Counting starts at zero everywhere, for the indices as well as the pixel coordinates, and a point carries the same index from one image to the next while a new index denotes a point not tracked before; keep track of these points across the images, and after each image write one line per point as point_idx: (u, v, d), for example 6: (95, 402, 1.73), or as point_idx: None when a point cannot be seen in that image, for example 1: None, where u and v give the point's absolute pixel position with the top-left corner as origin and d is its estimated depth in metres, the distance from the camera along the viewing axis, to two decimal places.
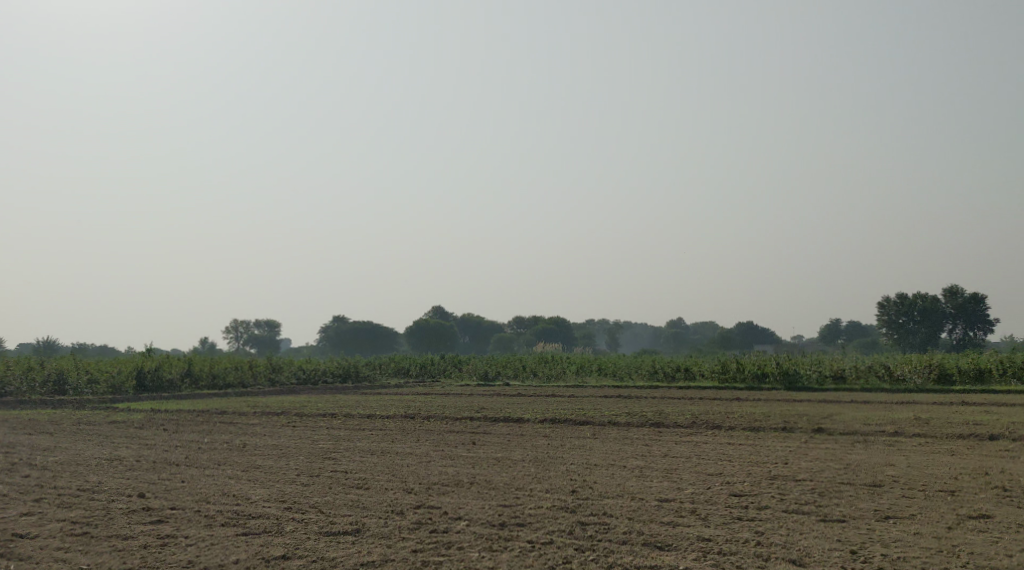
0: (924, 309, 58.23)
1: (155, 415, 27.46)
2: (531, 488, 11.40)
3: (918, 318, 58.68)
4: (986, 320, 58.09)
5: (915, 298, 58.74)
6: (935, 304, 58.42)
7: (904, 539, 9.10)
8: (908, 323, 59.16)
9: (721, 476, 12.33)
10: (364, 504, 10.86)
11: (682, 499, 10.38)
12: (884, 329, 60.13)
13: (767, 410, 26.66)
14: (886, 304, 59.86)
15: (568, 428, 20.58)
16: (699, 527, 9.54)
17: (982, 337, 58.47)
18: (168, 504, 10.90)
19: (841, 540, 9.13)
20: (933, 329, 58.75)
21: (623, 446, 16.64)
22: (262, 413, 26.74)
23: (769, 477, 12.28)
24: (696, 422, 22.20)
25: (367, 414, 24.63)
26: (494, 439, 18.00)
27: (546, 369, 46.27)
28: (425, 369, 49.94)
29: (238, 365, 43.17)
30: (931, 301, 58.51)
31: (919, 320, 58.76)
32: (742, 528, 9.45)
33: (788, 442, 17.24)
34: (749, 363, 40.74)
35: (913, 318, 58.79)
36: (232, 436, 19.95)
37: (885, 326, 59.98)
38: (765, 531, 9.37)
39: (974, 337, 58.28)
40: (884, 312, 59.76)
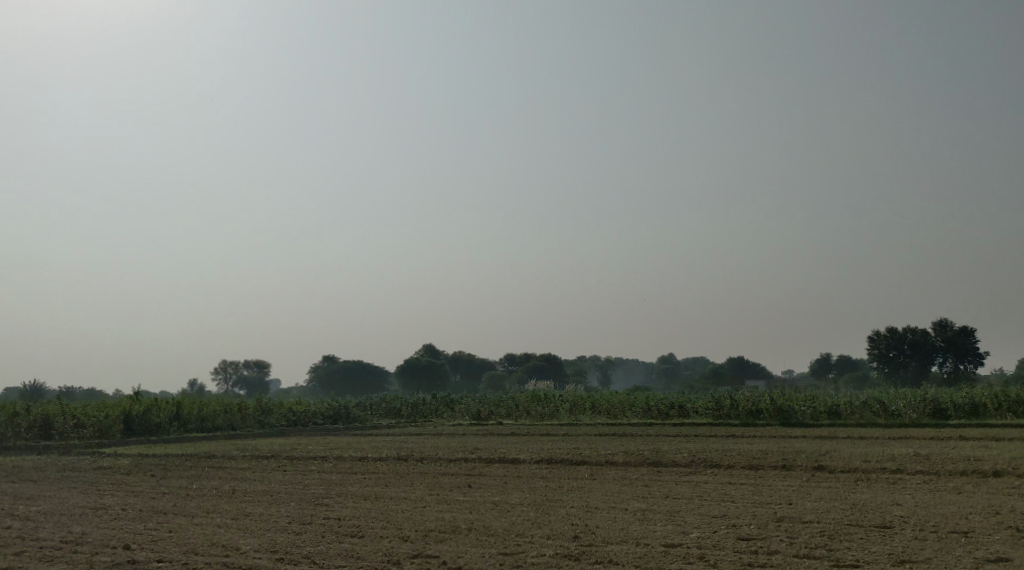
0: (914, 343, 58.12)
1: (142, 459, 26.97)
2: (532, 534, 11.04)
3: (908, 352, 58.54)
4: (977, 353, 57.92)
5: (905, 332, 58.63)
6: (925, 338, 58.27)
7: None
8: (898, 357, 59.00)
9: (727, 519, 11.98)
10: (359, 554, 10.48)
11: (689, 545, 10.03)
12: (875, 363, 59.94)
13: (764, 447, 26.31)
14: (876, 338, 59.66)
15: (565, 469, 20.19)
16: None
17: (972, 370, 58.36)
18: (155, 557, 10.49)
19: None
20: (924, 363, 58.56)
21: (622, 487, 16.29)
22: (252, 457, 26.28)
23: (776, 518, 11.93)
24: (694, 461, 21.83)
25: (360, 457, 24.21)
26: (489, 482, 17.59)
27: (539, 408, 45.83)
28: (416, 409, 49.41)
29: (227, 408, 42.63)
30: (921, 335, 58.36)
31: (909, 354, 58.58)
32: None
33: (790, 481, 16.88)
34: (742, 400, 40.41)
35: (904, 352, 58.60)
36: (221, 482, 19.50)
37: (875, 360, 59.76)
38: None
39: (965, 370, 58.08)
40: (874, 346, 59.56)
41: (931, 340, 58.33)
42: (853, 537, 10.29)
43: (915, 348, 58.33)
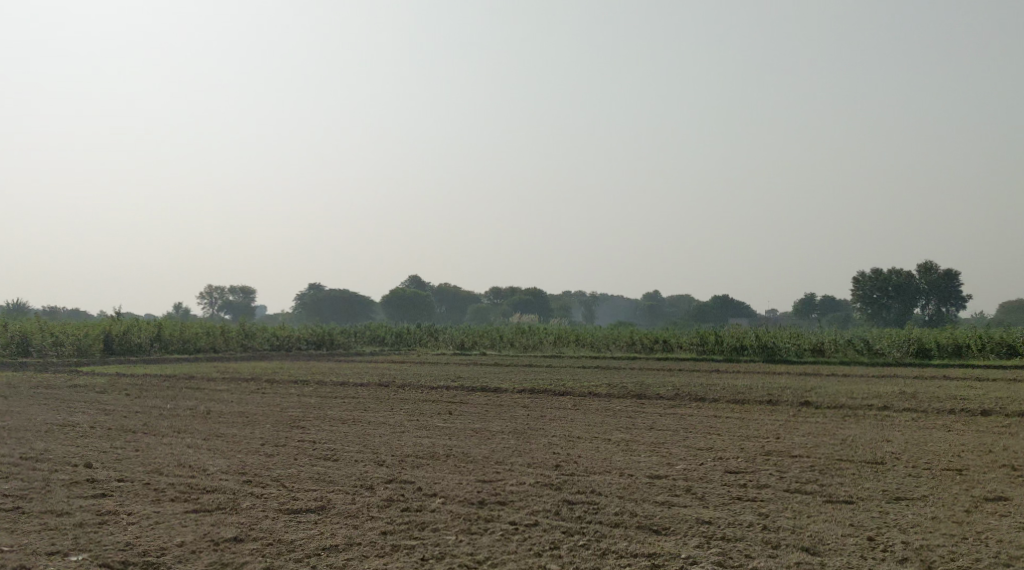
0: (898, 285, 57.90)
1: (120, 379, 26.51)
2: (512, 462, 10.65)
3: (892, 293, 58.35)
4: (959, 296, 57.89)
5: (890, 273, 58.39)
6: (909, 280, 58.13)
7: (923, 524, 8.39)
8: (882, 298, 58.83)
9: (714, 451, 11.61)
10: (332, 478, 10.07)
11: (675, 477, 9.65)
12: (858, 303, 59.77)
13: (749, 382, 26.02)
14: (860, 279, 59.49)
15: (547, 399, 19.81)
16: (698, 508, 8.82)
17: (954, 313, 58.34)
18: (115, 477, 10.05)
19: (856, 525, 8.41)
20: (906, 305, 58.51)
21: (606, 418, 15.91)
22: (232, 379, 25.85)
23: (765, 453, 11.56)
24: (679, 394, 21.49)
25: (340, 382, 23.83)
26: (471, 409, 17.20)
27: (523, 339, 45.54)
28: (400, 337, 49.09)
29: (209, 330, 42.17)
30: (905, 277, 58.22)
31: (892, 295, 58.49)
32: (744, 510, 8.73)
33: (776, 416, 16.53)
34: (727, 336, 40.17)
35: (887, 294, 58.50)
36: (197, 403, 19.05)
37: (858, 301, 59.67)
38: (770, 514, 8.65)
39: (947, 313, 58.10)
40: (858, 287, 59.43)
41: (915, 282, 58.21)
42: (845, 473, 9.93)
43: (899, 289, 58.16)
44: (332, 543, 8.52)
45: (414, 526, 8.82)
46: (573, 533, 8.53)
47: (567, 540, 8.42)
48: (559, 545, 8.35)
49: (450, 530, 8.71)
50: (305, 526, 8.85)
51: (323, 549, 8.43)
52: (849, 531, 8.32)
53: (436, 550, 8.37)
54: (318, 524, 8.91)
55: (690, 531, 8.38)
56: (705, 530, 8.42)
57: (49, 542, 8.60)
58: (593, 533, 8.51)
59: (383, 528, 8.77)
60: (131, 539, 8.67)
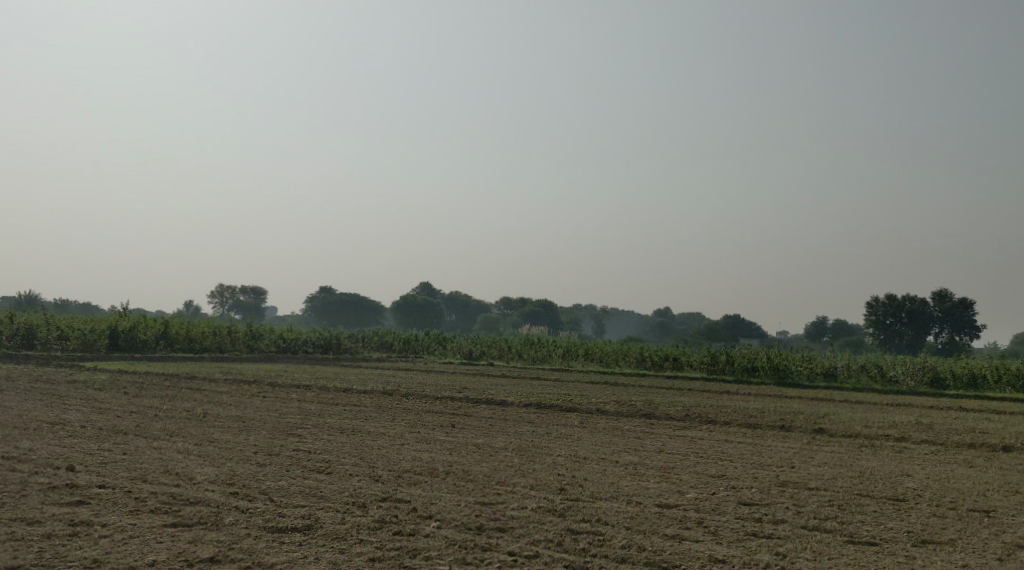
0: (912, 312, 57.18)
1: (121, 376, 26.09)
2: (514, 483, 10.14)
3: (905, 320, 57.61)
4: (974, 326, 57.17)
5: (904, 299, 57.67)
6: (923, 307, 57.42)
7: None
8: (895, 324, 58.09)
9: (729, 479, 11.09)
10: (323, 493, 9.60)
11: (686, 507, 9.14)
12: (870, 329, 59.02)
13: (760, 405, 25.47)
14: (874, 303, 58.82)
15: (554, 415, 19.31)
16: (710, 543, 8.31)
17: (967, 342, 57.55)
18: (96, 482, 9.63)
19: None
20: (919, 332, 57.81)
21: (613, 438, 15.39)
22: (234, 381, 25.42)
23: (780, 483, 11.05)
24: (689, 415, 20.96)
25: (344, 388, 23.38)
26: (475, 423, 16.70)
27: (532, 351, 45.01)
28: (408, 344, 48.62)
29: (216, 330, 41.76)
30: (919, 303, 57.52)
31: (906, 322, 57.79)
32: (759, 549, 8.21)
33: (789, 443, 15.98)
34: (738, 356, 39.53)
35: (900, 320, 57.80)
36: (195, 404, 18.60)
37: (871, 326, 58.99)
38: (787, 554, 8.14)
39: (960, 342, 57.34)
40: (871, 311, 58.75)
41: (929, 309, 57.50)
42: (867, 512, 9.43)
43: (912, 316, 57.43)
44: None
45: (406, 552, 8.33)
46: (577, 568, 8.02)
47: None
48: None
49: (445, 559, 8.23)
50: (289, 548, 8.38)
51: None
52: None
53: None
54: (302, 546, 8.44)
55: None
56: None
57: (13, 555, 8.17)
58: (597, 568, 8.00)
59: (372, 555, 8.27)
60: (101, 554, 8.24)
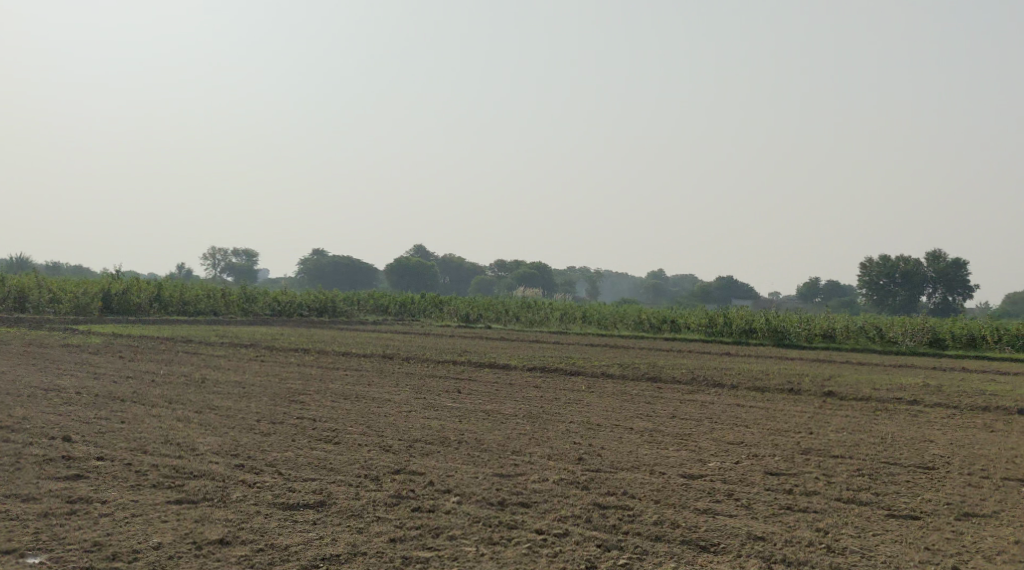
0: (906, 272, 56.93)
1: (115, 340, 25.65)
2: (530, 453, 9.79)
3: (899, 281, 57.37)
4: (967, 286, 56.90)
5: (897, 260, 57.42)
6: (917, 267, 57.11)
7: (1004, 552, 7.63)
8: (888, 285, 57.85)
9: (751, 447, 10.75)
10: (333, 465, 9.21)
11: (713, 479, 8.83)
12: (864, 290, 58.80)
13: (764, 368, 25.13)
14: (868, 264, 58.54)
15: (559, 379, 18.94)
16: (748, 520, 8.06)
17: (960, 302, 57.37)
18: (94, 455, 9.21)
19: (929, 549, 7.68)
20: (913, 293, 57.57)
21: (624, 403, 15.03)
22: (231, 345, 25.01)
23: (804, 451, 10.70)
24: (695, 379, 20.59)
25: (343, 352, 22.98)
26: (480, 388, 16.30)
27: (530, 314, 44.60)
28: (404, 307, 48.16)
29: (211, 293, 41.23)
30: (913, 264, 57.20)
31: (899, 283, 57.49)
32: (799, 526, 7.98)
33: (802, 407, 15.61)
34: (737, 318, 39.19)
35: (894, 281, 57.51)
36: (192, 369, 18.17)
37: (865, 287, 58.70)
38: (832, 531, 7.90)
39: (953, 302, 57.16)
40: (865, 272, 58.47)
41: (922, 270, 57.19)
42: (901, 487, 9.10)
43: (906, 277, 57.18)
44: (333, 551, 7.68)
45: (427, 532, 7.99)
46: (609, 549, 7.70)
47: (602, 557, 7.60)
48: (595, 564, 7.53)
49: (469, 539, 7.89)
50: (302, 527, 8.01)
51: (323, 559, 7.59)
52: (923, 556, 7.57)
53: (454, 565, 7.54)
54: (317, 525, 8.08)
55: (745, 552, 7.60)
56: (760, 549, 7.65)
57: (8, 537, 7.77)
58: (632, 548, 7.69)
59: (391, 535, 7.92)
60: (102, 536, 7.84)
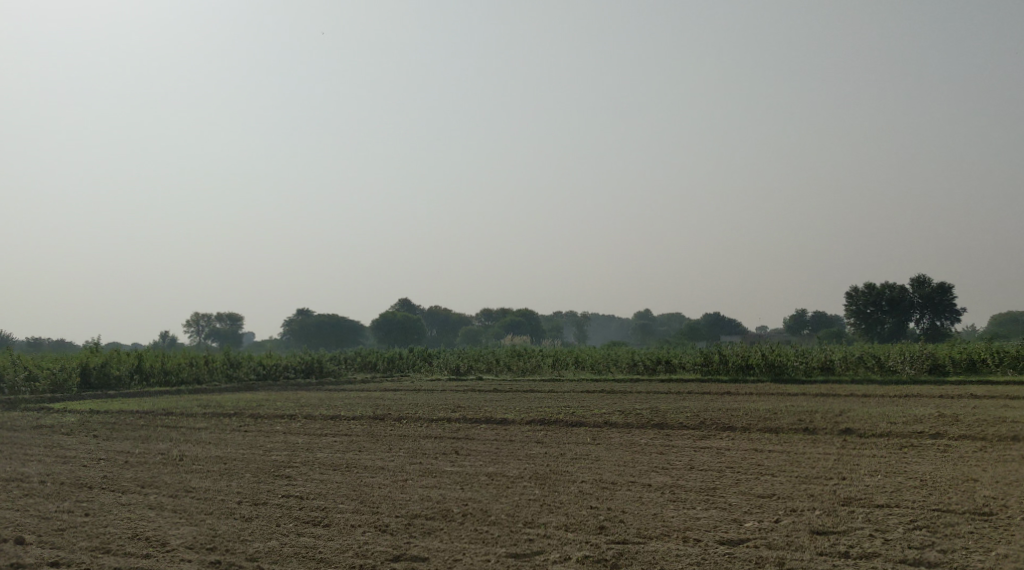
0: (892, 299, 56.28)
1: (92, 417, 24.49)
2: (541, 529, 8.90)
3: (885, 308, 56.67)
4: (954, 310, 56.14)
5: (883, 287, 56.80)
6: (902, 293, 56.45)
7: None
8: (875, 313, 57.13)
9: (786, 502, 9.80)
10: (322, 555, 8.36)
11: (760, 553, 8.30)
12: (852, 319, 58.06)
13: (771, 406, 24.12)
14: (854, 293, 57.88)
15: (561, 432, 17.89)
16: None
17: (949, 327, 56.58)
18: (49, 559, 8.27)
19: None
20: (900, 320, 56.83)
21: (635, 456, 14.01)
22: (212, 415, 23.89)
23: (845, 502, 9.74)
24: (703, 422, 19.56)
25: (332, 415, 21.93)
26: (480, 448, 15.25)
27: (521, 363, 43.51)
28: (392, 363, 47.02)
29: (193, 361, 40.00)
30: (899, 290, 56.55)
31: (887, 310, 56.73)
32: None
33: (824, 449, 14.59)
34: (732, 355, 38.19)
35: (881, 308, 56.77)
36: (171, 446, 17.05)
37: (853, 317, 57.97)
38: None
39: (941, 327, 56.40)
40: (851, 302, 57.82)
41: (908, 296, 56.51)
42: (964, 555, 8.16)
43: (892, 304, 56.47)
44: None
45: None
46: None
47: None
48: None
49: None
50: None
51: None
52: None
53: None
54: None
55: None
56: None
57: None
58: None
59: None
60: None
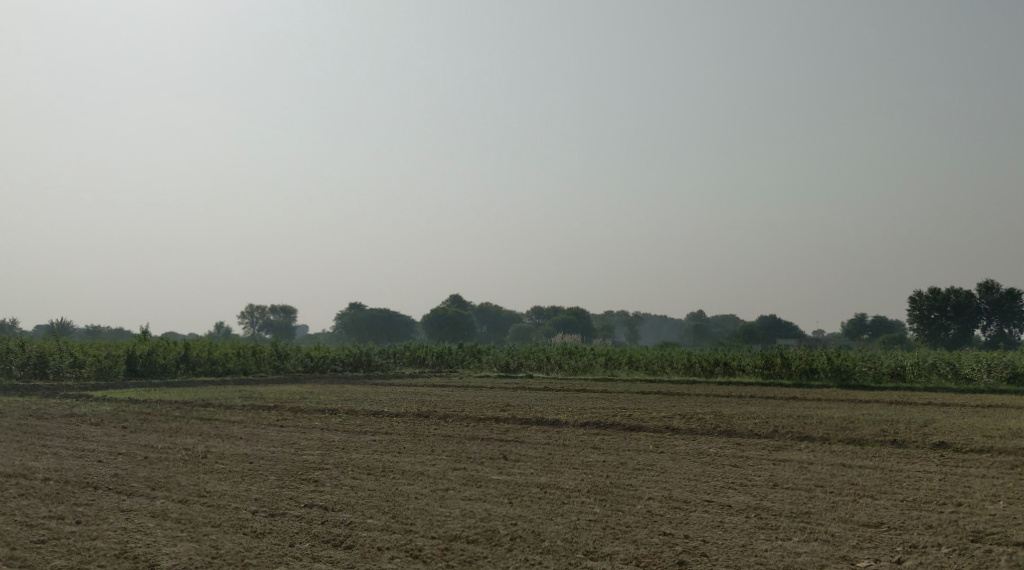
0: (957, 304, 53.70)
1: (127, 407, 23.36)
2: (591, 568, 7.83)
3: (950, 314, 54.11)
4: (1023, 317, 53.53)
5: (948, 292, 54.23)
6: (968, 298, 53.83)
7: None
8: (940, 319, 54.54)
9: (907, 554, 8.14)
10: None
11: None
12: (914, 324, 55.52)
13: (844, 414, 22.32)
14: (917, 297, 55.40)
15: (620, 437, 16.33)
16: None
17: (1017, 335, 53.90)
18: None
19: None
20: (965, 326, 54.21)
21: (707, 469, 12.38)
22: (250, 407, 22.64)
23: (989, 563, 8.01)
24: (775, 430, 17.92)
25: (374, 412, 20.56)
26: (531, 453, 13.74)
27: (573, 361, 41.90)
28: (441, 358, 45.65)
29: (240, 351, 38.98)
30: (965, 295, 53.95)
31: (951, 315, 54.19)
32: None
33: (923, 467, 12.87)
34: (795, 358, 36.17)
35: (945, 314, 54.23)
36: (197, 441, 15.75)
37: (915, 322, 55.46)
38: None
39: (1009, 335, 53.73)
40: (914, 306, 55.39)
41: (974, 301, 53.89)
42: None
43: (957, 310, 53.85)
44: None
45: None
46: None
47: None
48: None
49: None
50: None
51: None
52: None
53: None
54: None
55: None
56: None
57: None
58: None
59: None
60: None
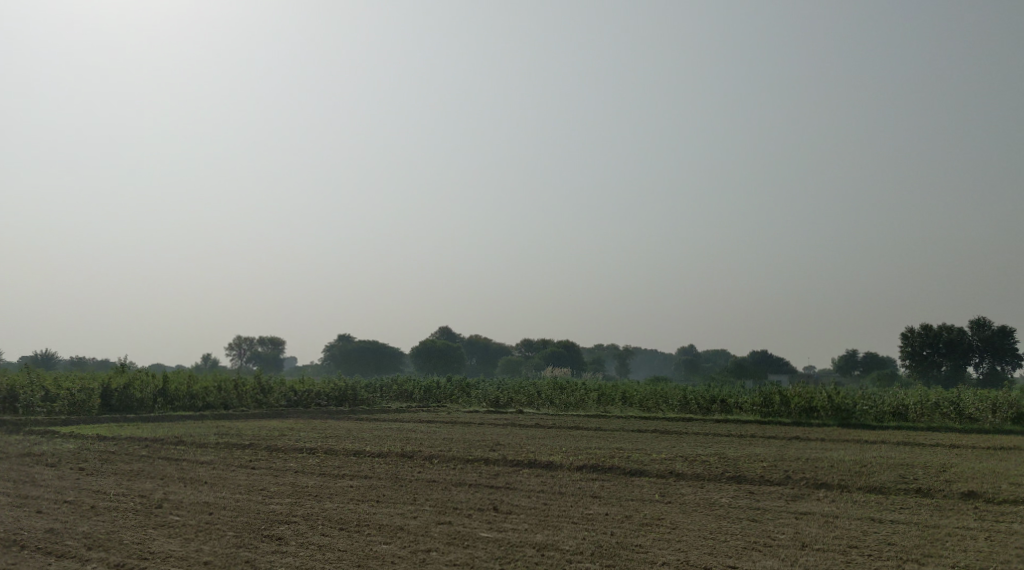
0: (950, 342, 52.35)
1: (92, 445, 21.83)
2: None
3: (942, 351, 52.79)
4: (1016, 354, 52.24)
5: (941, 329, 52.93)
6: (961, 335, 52.50)
7: None
8: (932, 355, 53.22)
9: None
10: None
11: None
12: (906, 361, 54.17)
13: (855, 457, 20.93)
14: (909, 334, 54.16)
15: (622, 484, 14.93)
16: None
17: (1010, 372, 52.64)
18: None
19: None
20: (958, 364, 52.85)
21: (721, 524, 10.98)
22: (224, 446, 21.12)
23: None
24: (788, 477, 16.54)
25: (354, 452, 19.09)
26: (524, 504, 12.32)
27: (564, 397, 40.33)
28: (429, 393, 44.09)
29: (221, 384, 37.38)
30: (958, 332, 52.66)
31: (943, 352, 52.85)
32: None
33: (965, 522, 11.52)
34: (794, 396, 34.60)
35: (938, 351, 52.87)
36: (156, 487, 14.27)
37: (908, 359, 54.11)
38: None
39: (1001, 371, 52.55)
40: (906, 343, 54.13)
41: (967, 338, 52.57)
42: None
43: (950, 347, 52.45)
44: None
45: None
46: None
47: None
48: None
49: None
50: None
51: None
52: None
53: None
54: None
55: None
56: None
57: None
58: None
59: None
60: None
